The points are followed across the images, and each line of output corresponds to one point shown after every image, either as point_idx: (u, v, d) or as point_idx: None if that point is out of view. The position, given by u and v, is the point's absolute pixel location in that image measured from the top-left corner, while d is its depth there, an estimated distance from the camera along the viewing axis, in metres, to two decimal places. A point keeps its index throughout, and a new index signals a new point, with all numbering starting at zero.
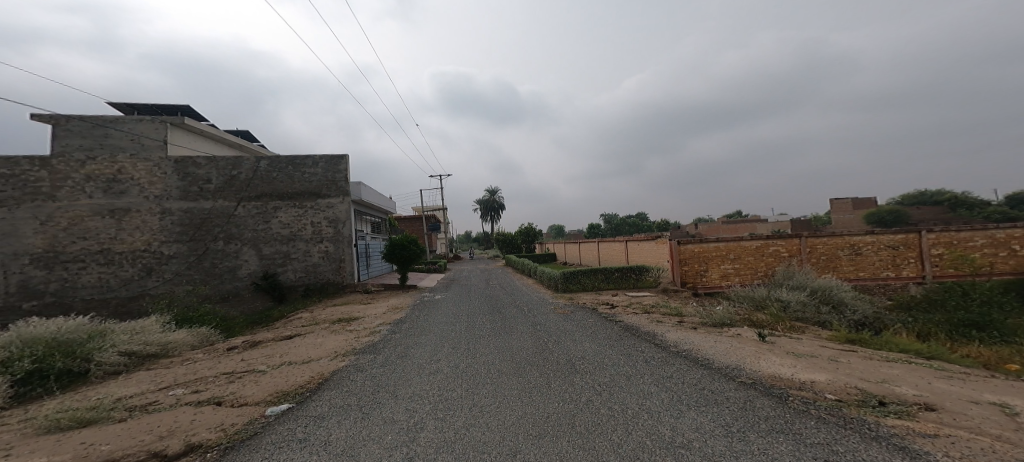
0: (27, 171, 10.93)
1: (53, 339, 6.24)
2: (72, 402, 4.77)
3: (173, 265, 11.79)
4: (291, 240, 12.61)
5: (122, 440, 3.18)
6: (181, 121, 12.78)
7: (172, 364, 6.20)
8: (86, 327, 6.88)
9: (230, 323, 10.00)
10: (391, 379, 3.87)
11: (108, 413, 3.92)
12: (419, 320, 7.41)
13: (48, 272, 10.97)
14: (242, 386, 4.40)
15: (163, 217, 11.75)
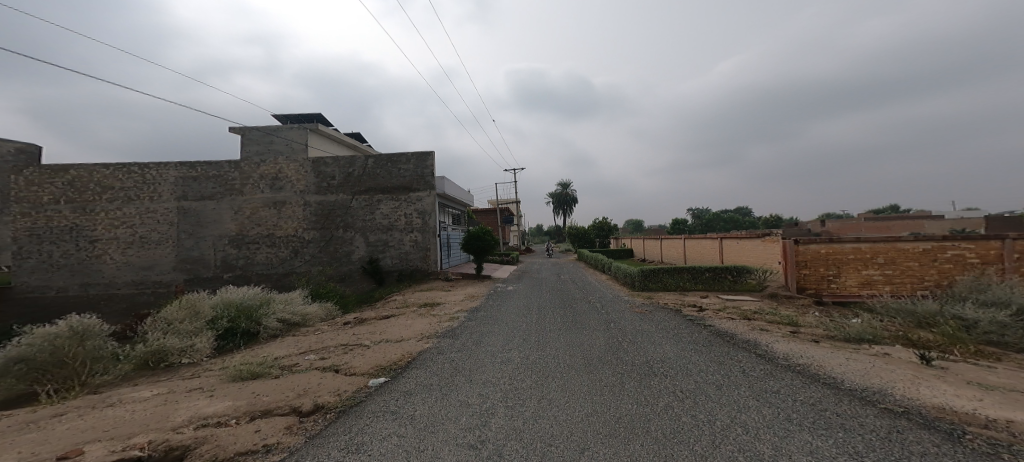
0: (227, 173, 14.53)
1: (241, 303, 8.14)
2: (248, 356, 6.19)
3: (309, 249, 14.35)
4: (389, 229, 14.29)
5: (276, 394, 3.98)
6: (318, 127, 16.73)
7: (312, 332, 7.59)
8: (258, 295, 8.79)
9: (345, 300, 11.75)
10: (468, 364, 4.09)
11: (266, 369, 4.97)
12: (492, 309, 7.67)
13: (237, 250, 14.45)
14: (352, 358, 5.14)
15: (305, 207, 14.40)
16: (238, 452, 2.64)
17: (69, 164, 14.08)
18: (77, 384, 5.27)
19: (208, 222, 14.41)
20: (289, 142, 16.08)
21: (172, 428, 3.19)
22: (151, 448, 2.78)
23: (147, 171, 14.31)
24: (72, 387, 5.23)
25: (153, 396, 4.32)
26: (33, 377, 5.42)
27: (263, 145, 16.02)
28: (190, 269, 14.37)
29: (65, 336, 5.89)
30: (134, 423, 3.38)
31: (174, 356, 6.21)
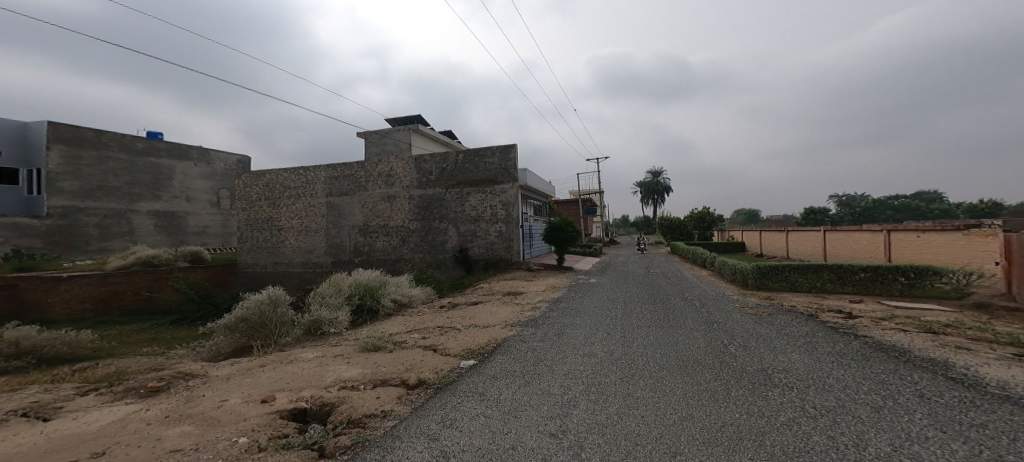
0: (356, 172, 16.56)
1: (368, 283, 9.52)
2: (373, 330, 7.18)
3: (413, 238, 15.92)
4: (477, 220, 15.06)
5: (388, 367, 4.55)
6: (419, 128, 18.42)
7: (423, 312, 8.48)
8: (378, 277, 10.10)
9: (440, 285, 12.82)
10: (553, 354, 4.11)
11: (384, 343, 5.72)
12: (576, 301, 7.57)
13: (363, 238, 16.48)
14: (447, 339, 5.61)
15: (409, 201, 15.94)
16: (365, 414, 3.12)
17: (264, 171, 17.93)
18: (274, 344, 6.89)
19: (345, 214, 16.69)
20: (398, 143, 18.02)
21: (323, 387, 3.93)
22: (312, 401, 3.49)
23: (308, 173, 17.26)
24: (271, 346, 6.85)
25: (313, 358, 5.31)
26: (247, 333, 7.18)
27: (379, 146, 18.26)
28: (335, 254, 16.83)
29: (267, 303, 7.56)
30: (296, 380, 4.23)
31: (326, 325, 7.59)
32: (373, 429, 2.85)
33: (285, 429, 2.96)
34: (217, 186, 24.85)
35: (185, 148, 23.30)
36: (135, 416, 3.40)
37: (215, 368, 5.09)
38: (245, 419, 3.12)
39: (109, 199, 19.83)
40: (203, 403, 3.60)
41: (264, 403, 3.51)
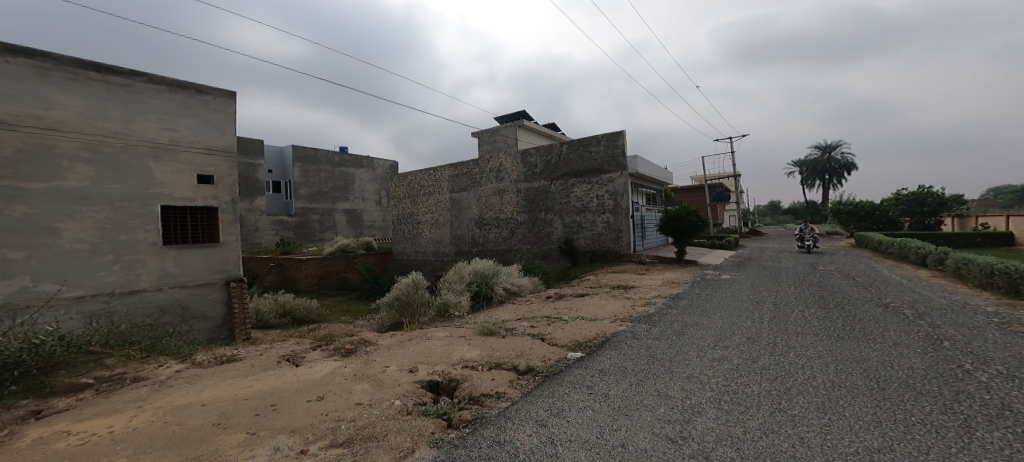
0: (472, 170, 17.96)
1: (484, 272, 10.34)
2: (489, 315, 7.74)
3: (520, 230, 16.54)
4: (583, 211, 14.82)
5: (500, 351, 4.86)
6: (525, 123, 18.97)
7: (535, 300, 8.78)
8: (492, 266, 10.83)
9: (547, 276, 13.09)
10: (674, 353, 3.83)
11: (498, 328, 6.12)
12: (699, 299, 6.83)
13: (479, 230, 17.83)
14: (554, 330, 5.70)
15: (516, 194, 16.58)
16: (483, 392, 3.42)
17: (406, 173, 20.59)
18: (416, 321, 8.07)
19: (464, 208, 18.33)
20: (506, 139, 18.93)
21: (452, 364, 4.45)
22: (443, 375, 3.99)
23: (436, 173, 19.41)
24: (414, 322, 8.03)
25: (444, 337, 6.03)
26: (399, 311, 8.62)
27: (490, 143, 19.41)
28: (456, 244, 18.73)
29: (411, 286, 8.98)
30: (431, 355, 4.89)
31: (452, 308, 8.51)
32: (491, 408, 3.12)
33: (425, 398, 3.45)
34: (380, 187, 29.84)
35: (360, 158, 28.62)
36: (338, 370, 4.43)
37: (380, 338, 6.16)
38: (399, 385, 3.75)
39: (323, 202, 26.32)
40: (373, 367, 4.46)
41: (411, 372, 4.17)
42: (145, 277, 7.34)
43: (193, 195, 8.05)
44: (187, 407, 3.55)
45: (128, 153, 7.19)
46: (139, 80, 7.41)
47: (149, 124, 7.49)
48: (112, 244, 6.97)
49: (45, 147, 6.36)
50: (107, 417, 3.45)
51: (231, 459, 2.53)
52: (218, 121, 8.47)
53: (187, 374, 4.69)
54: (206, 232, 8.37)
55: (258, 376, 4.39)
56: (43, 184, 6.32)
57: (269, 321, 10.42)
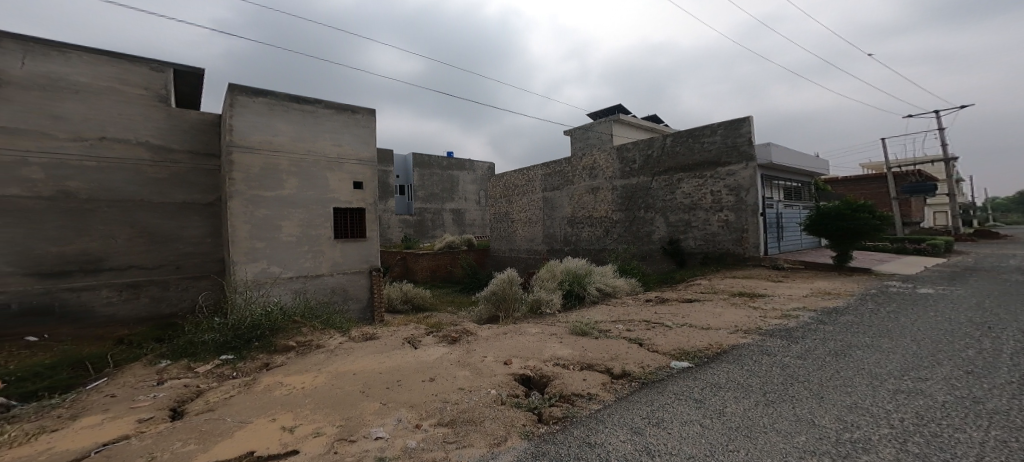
0: (565, 168, 17.85)
1: (576, 271, 10.20)
2: (581, 315, 7.61)
3: (616, 228, 15.84)
4: (692, 208, 13.39)
5: (595, 352, 4.75)
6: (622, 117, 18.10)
7: (632, 303, 8.31)
8: (583, 265, 10.61)
9: (647, 278, 12.31)
10: (828, 379, 3.20)
11: (591, 329, 5.97)
12: (871, 317, 5.48)
13: (572, 229, 17.64)
14: (655, 335, 5.33)
15: (612, 191, 15.95)
16: (574, 392, 3.38)
17: (502, 173, 21.44)
18: (511, 316, 8.42)
19: (557, 206, 18.36)
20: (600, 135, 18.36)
21: (544, 360, 4.51)
22: (536, 371, 4.06)
23: (529, 172, 19.87)
24: (509, 317, 8.39)
25: (536, 333, 6.15)
26: (495, 304, 9.13)
27: (584, 139, 19.06)
28: (549, 242, 18.84)
29: (506, 281, 9.35)
30: (525, 349, 5.04)
31: (544, 306, 8.61)
32: (581, 408, 3.08)
33: (518, 390, 3.57)
34: (480, 187, 31.74)
35: (463, 161, 31.03)
36: (446, 356, 4.88)
37: (479, 329, 6.59)
38: (495, 375, 3.96)
39: (433, 202, 29.21)
40: (474, 356, 4.80)
41: (505, 364, 4.38)
42: (323, 264, 9.10)
43: (351, 198, 9.62)
44: (343, 374, 4.33)
45: (314, 165, 9.02)
46: (320, 107, 9.24)
47: (325, 141, 9.24)
48: (307, 238, 8.86)
49: (271, 164, 8.40)
50: (303, 375, 4.42)
51: (368, 424, 3.00)
52: (367, 135, 9.94)
53: (343, 346, 5.67)
54: (357, 228, 9.83)
55: (387, 354, 5.12)
56: (270, 192, 8.34)
57: (394, 306, 12.22)
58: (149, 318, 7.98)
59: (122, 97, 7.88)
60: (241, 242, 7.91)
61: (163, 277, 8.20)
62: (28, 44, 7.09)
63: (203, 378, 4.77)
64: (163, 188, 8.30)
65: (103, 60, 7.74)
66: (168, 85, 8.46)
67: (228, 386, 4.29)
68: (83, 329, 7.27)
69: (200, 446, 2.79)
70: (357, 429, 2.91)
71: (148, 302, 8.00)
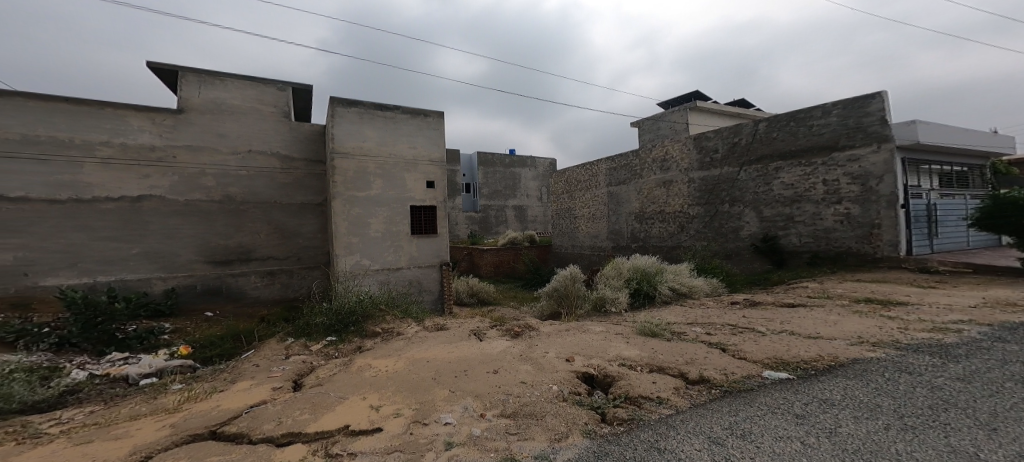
0: (633, 161, 17.00)
1: (643, 269, 9.71)
2: (649, 315, 7.24)
3: (695, 224, 14.62)
4: (796, 201, 11.65)
5: (667, 355, 4.45)
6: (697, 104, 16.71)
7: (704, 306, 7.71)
8: (653, 262, 9.98)
9: (733, 279, 11.19)
10: (1008, 411, 2.56)
11: (662, 330, 5.64)
12: None
13: (640, 225, 16.78)
14: (744, 342, 4.82)
15: (689, 184, 14.75)
16: (641, 395, 3.22)
17: (565, 169, 21.18)
18: (573, 313, 8.37)
19: (623, 201, 17.60)
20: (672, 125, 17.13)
21: (608, 360, 4.38)
22: (598, 370, 3.96)
23: (593, 167, 19.38)
24: (572, 314, 8.35)
25: (600, 332, 6.00)
26: (557, 301, 9.24)
27: (653, 131, 17.98)
28: (615, 239, 18.10)
29: (569, 278, 9.46)
30: (588, 347, 4.94)
31: (608, 303, 8.38)
32: (647, 411, 2.93)
33: (580, 388, 3.52)
34: (542, 184, 31.92)
35: (525, 158, 31.41)
36: (508, 349, 4.99)
37: (541, 325, 6.63)
38: (557, 371, 3.95)
39: (497, 199, 29.95)
40: (535, 351, 4.83)
41: (567, 361, 4.33)
42: (403, 258, 9.88)
43: (425, 197, 10.26)
44: (418, 361, 4.64)
45: (394, 167, 9.81)
46: (401, 113, 10.07)
47: (404, 145, 10.00)
48: (391, 234, 9.70)
49: (362, 167, 9.37)
50: (386, 359, 4.87)
51: (439, 409, 3.20)
52: (439, 138, 10.53)
53: (420, 334, 6.09)
54: (430, 224, 10.44)
55: (455, 344, 5.41)
56: (361, 193, 9.31)
57: (461, 299, 12.86)
58: (280, 300, 9.60)
59: (260, 116, 9.45)
60: (340, 238, 8.99)
61: (290, 266, 9.79)
62: (203, 76, 8.85)
63: (316, 355, 5.51)
64: (288, 191, 9.81)
65: (249, 85, 9.36)
66: (290, 102, 9.82)
67: (333, 364, 4.89)
68: (245, 305, 9.13)
69: (308, 416, 3.21)
70: (429, 414, 3.12)
71: (280, 287, 9.62)
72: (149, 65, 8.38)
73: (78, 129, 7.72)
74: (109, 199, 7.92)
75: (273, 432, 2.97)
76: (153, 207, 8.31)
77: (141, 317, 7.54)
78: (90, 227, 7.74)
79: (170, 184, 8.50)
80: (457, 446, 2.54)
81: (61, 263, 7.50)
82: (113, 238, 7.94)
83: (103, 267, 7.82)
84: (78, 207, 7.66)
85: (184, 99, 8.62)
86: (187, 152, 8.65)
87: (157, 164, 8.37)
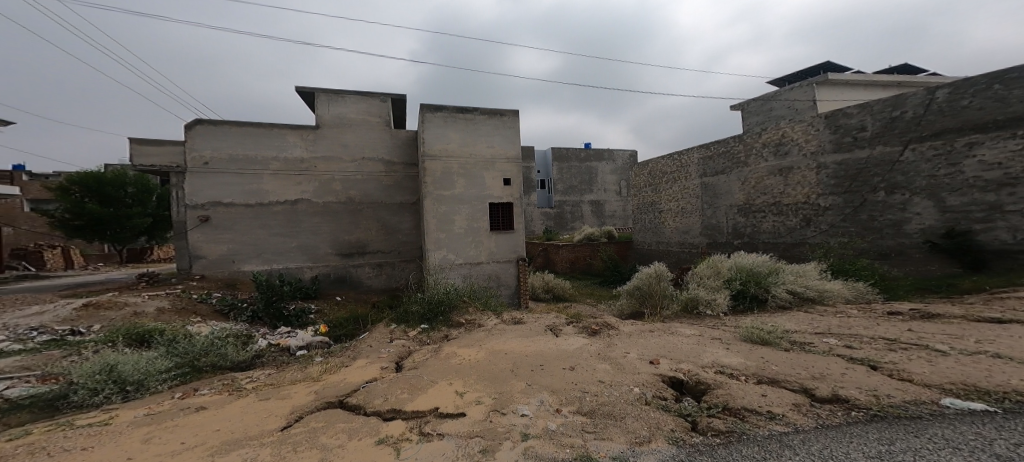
0: (733, 146, 13.00)
1: (750, 268, 8.37)
2: (760, 320, 6.25)
3: (828, 217, 10.06)
4: (1008, 185, 7.13)
5: (786, 367, 3.81)
6: (827, 77, 13.82)
7: (828, 314, 6.50)
8: (767, 261, 8.53)
9: (892, 284, 8.24)
10: None
11: (777, 339, 4.80)
12: None
13: (746, 219, 12.49)
14: (904, 361, 3.87)
15: (819, 171, 10.26)
16: (745, 407, 2.87)
17: (647, 159, 17.95)
18: (659, 313, 7.80)
19: (721, 193, 13.53)
20: (790, 105, 14.32)
21: (701, 366, 3.97)
22: (688, 375, 3.65)
23: (681, 156, 15.66)
24: (656, 315, 7.80)
25: (691, 335, 5.43)
26: (639, 300, 8.65)
27: (766, 115, 15.23)
28: (711, 235, 14.04)
29: (653, 276, 8.82)
30: (677, 351, 4.56)
31: (702, 305, 7.59)
32: (753, 426, 2.60)
33: (665, 393, 3.31)
34: (620, 177, 30.40)
35: (602, 150, 30.19)
36: (585, 347, 4.85)
37: (621, 324, 6.28)
38: (638, 373, 3.74)
39: (573, 194, 29.31)
40: (614, 350, 4.65)
41: (651, 363, 4.08)
42: (482, 253, 10.37)
43: (503, 194, 10.66)
44: (496, 353, 4.78)
45: (475, 167, 10.35)
46: (480, 114, 10.54)
47: (482, 144, 10.45)
48: (471, 230, 10.26)
49: (447, 168, 10.04)
50: (468, 348, 5.15)
51: (516, 400, 3.32)
52: (514, 135, 10.83)
53: (499, 327, 6.31)
54: (506, 221, 10.84)
55: (532, 338, 5.45)
56: (447, 192, 10.01)
57: (536, 294, 12.89)
58: (387, 289, 11.08)
59: (368, 126, 10.82)
60: (430, 234, 9.81)
61: (393, 259, 11.14)
62: (330, 94, 10.46)
63: (411, 339, 6.11)
64: (391, 192, 11.08)
65: (362, 99, 10.79)
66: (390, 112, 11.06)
67: (426, 350, 5.33)
68: (360, 292, 10.69)
69: (407, 396, 3.57)
70: (507, 404, 3.26)
71: (385, 277, 11.04)
72: (296, 90, 10.31)
73: (258, 148, 9.85)
74: (280, 203, 9.98)
75: (380, 407, 3.36)
76: (306, 209, 10.23)
77: (297, 298, 9.36)
78: (266, 225, 9.84)
79: (313, 189, 10.30)
80: (533, 438, 2.66)
81: (249, 253, 9.70)
82: (279, 233, 9.96)
83: (276, 256, 9.91)
84: (260, 209, 9.81)
85: (319, 118, 10.35)
86: (323, 162, 10.37)
87: (305, 173, 10.20)
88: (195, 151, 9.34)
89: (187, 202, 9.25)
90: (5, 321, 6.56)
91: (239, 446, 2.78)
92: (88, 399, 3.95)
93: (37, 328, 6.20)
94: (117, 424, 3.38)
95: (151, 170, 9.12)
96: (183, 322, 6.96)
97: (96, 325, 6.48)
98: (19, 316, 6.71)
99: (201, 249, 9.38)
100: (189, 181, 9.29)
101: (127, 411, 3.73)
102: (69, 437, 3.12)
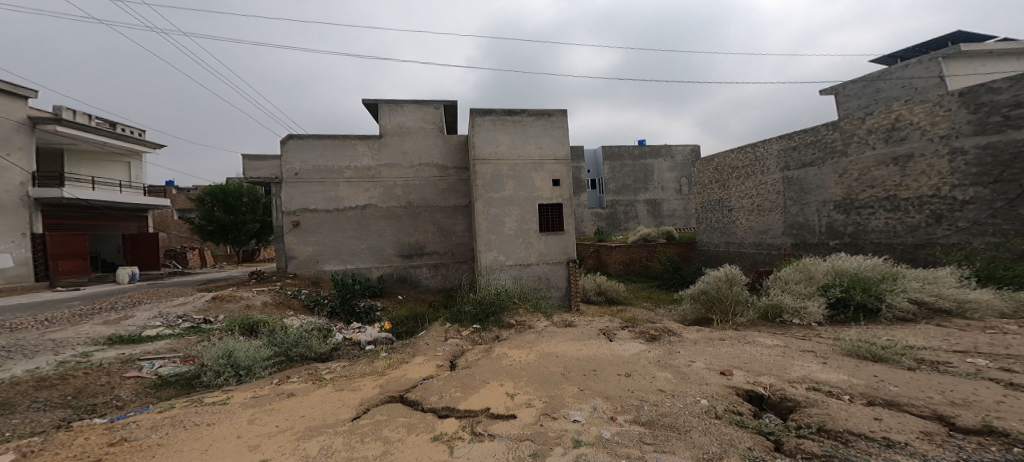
0: (826, 135, 11.38)
1: (857, 273, 7.09)
2: (869, 333, 5.29)
3: (969, 212, 8.17)
4: None
5: (911, 389, 3.18)
6: (957, 48, 11.30)
7: (972, 329, 5.23)
8: (880, 265, 7.19)
9: None
10: None
11: (898, 356, 3.98)
12: None
13: (846, 217, 10.78)
14: None
15: (954, 158, 8.42)
16: (848, 429, 2.56)
17: (714, 154, 16.44)
18: (731, 321, 7.10)
19: (811, 189, 11.86)
20: (906, 84, 11.86)
21: (788, 380, 3.54)
22: (770, 390, 3.33)
23: (757, 149, 14.07)
24: (728, 322, 7.10)
25: (773, 346, 4.78)
26: (706, 305, 7.86)
27: (871, 97, 12.78)
28: (799, 236, 12.37)
29: (723, 280, 7.90)
30: (755, 362, 4.09)
31: (787, 314, 6.73)
32: (860, 453, 2.32)
33: (741, 408, 3.07)
34: (680, 174, 28.41)
35: (659, 147, 28.52)
36: (643, 353, 4.57)
37: (686, 330, 5.75)
38: (708, 384, 3.51)
39: (627, 194, 27.96)
40: (677, 358, 4.32)
41: (723, 374, 3.76)
42: (532, 255, 10.37)
43: (551, 195, 10.60)
44: (548, 355, 4.72)
45: (524, 168, 10.42)
46: (526, 115, 10.57)
47: (528, 145, 10.50)
48: (521, 231, 10.32)
49: (496, 170, 10.22)
50: (520, 349, 5.14)
51: (568, 405, 3.26)
52: (561, 134, 10.73)
53: (549, 328, 6.20)
54: (556, 221, 10.74)
55: (584, 342, 5.23)
56: (497, 194, 10.19)
57: (589, 297, 12.49)
58: (441, 289, 11.59)
59: (425, 132, 11.56)
60: (481, 235, 10.03)
61: (448, 260, 11.68)
62: (390, 105, 11.37)
63: (463, 338, 6.29)
64: (445, 192, 11.66)
65: (417, 107, 11.56)
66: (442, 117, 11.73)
67: (478, 349, 5.44)
68: (419, 292, 11.35)
69: (460, 394, 3.66)
70: (558, 408, 3.21)
71: (441, 277, 11.60)
72: (364, 102, 11.42)
73: (336, 158, 11.05)
74: (353, 207, 11.07)
75: (437, 404, 3.51)
76: (375, 213, 11.19)
77: (366, 296, 10.27)
78: (343, 228, 11.00)
79: (379, 194, 11.24)
80: (586, 446, 2.57)
81: (329, 254, 10.90)
82: (352, 235, 11.05)
83: (351, 256, 11.02)
84: (337, 214, 10.98)
85: (382, 126, 11.32)
86: (386, 169, 11.29)
87: (372, 180, 11.21)
88: (289, 164, 10.75)
89: (284, 209, 10.69)
90: (160, 309, 8.13)
91: (317, 433, 3.08)
92: (213, 380, 4.68)
93: (181, 316, 7.57)
94: (232, 404, 3.94)
95: (259, 181, 10.84)
96: (281, 315, 7.97)
97: (220, 315, 7.76)
98: (167, 306, 8.26)
99: (295, 251, 10.74)
100: (286, 190, 10.71)
101: (239, 393, 4.35)
102: (199, 412, 3.73)
